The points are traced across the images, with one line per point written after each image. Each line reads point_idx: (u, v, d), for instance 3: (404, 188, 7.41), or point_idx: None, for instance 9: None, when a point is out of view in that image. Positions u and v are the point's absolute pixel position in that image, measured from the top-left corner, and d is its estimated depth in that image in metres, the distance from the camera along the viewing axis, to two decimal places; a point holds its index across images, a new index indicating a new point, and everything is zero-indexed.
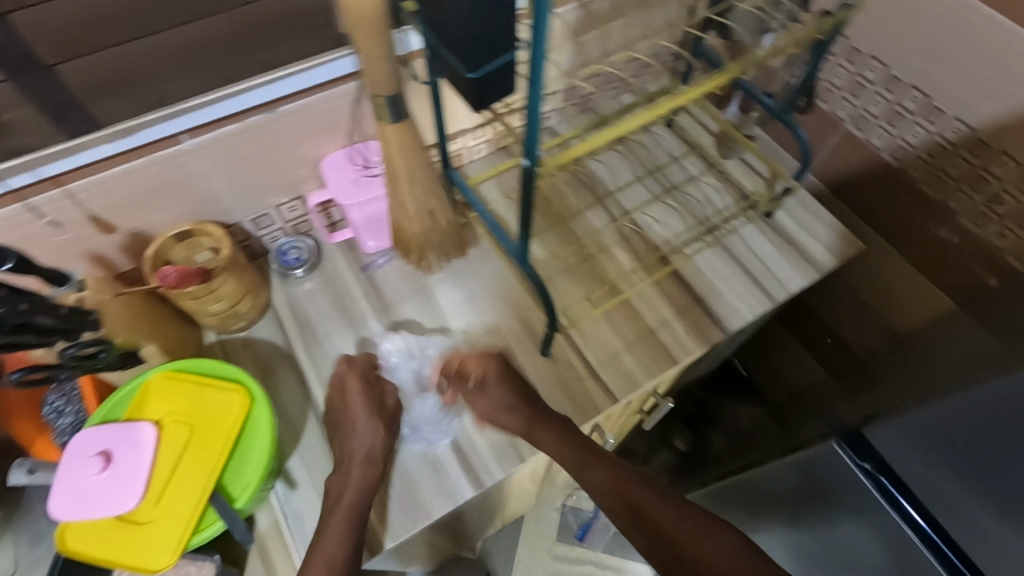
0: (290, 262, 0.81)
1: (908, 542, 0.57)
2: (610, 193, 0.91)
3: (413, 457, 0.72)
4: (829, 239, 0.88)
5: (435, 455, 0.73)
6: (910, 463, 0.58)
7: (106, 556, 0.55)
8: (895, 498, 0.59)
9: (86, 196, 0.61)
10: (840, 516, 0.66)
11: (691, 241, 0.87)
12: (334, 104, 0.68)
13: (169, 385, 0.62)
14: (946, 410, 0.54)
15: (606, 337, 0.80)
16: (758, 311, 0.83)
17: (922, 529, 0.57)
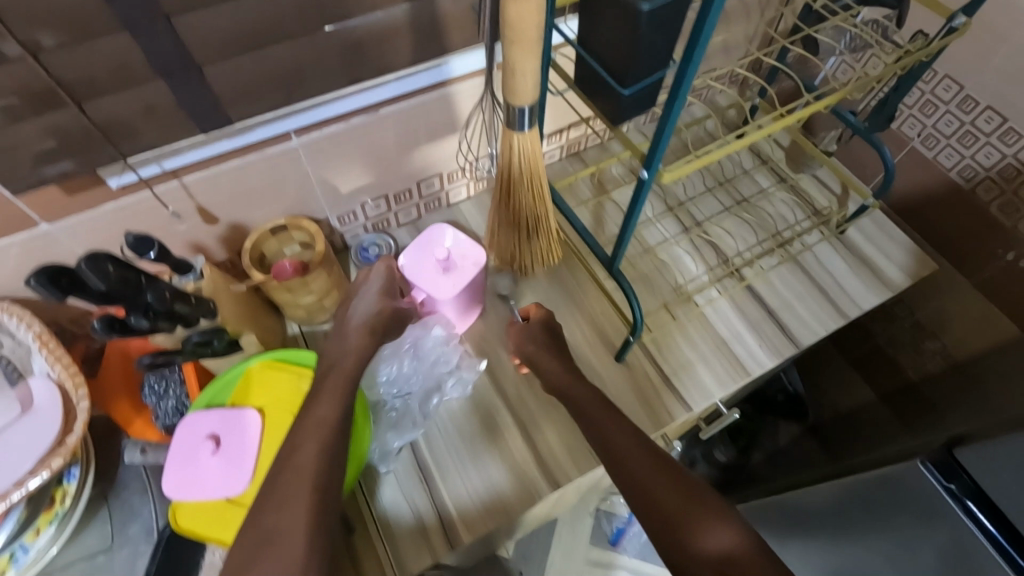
0: (369, 258, 0.83)
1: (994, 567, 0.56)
2: (683, 203, 0.93)
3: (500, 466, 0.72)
4: (903, 260, 0.88)
5: (474, 426, 0.75)
6: (1004, 488, 0.57)
7: (217, 535, 0.57)
8: (981, 520, 0.58)
9: (198, 187, 0.63)
10: (917, 545, 0.62)
11: (764, 254, 0.88)
12: (433, 108, 0.70)
13: (271, 375, 0.64)
14: None
15: (679, 346, 0.81)
16: (832, 327, 0.83)
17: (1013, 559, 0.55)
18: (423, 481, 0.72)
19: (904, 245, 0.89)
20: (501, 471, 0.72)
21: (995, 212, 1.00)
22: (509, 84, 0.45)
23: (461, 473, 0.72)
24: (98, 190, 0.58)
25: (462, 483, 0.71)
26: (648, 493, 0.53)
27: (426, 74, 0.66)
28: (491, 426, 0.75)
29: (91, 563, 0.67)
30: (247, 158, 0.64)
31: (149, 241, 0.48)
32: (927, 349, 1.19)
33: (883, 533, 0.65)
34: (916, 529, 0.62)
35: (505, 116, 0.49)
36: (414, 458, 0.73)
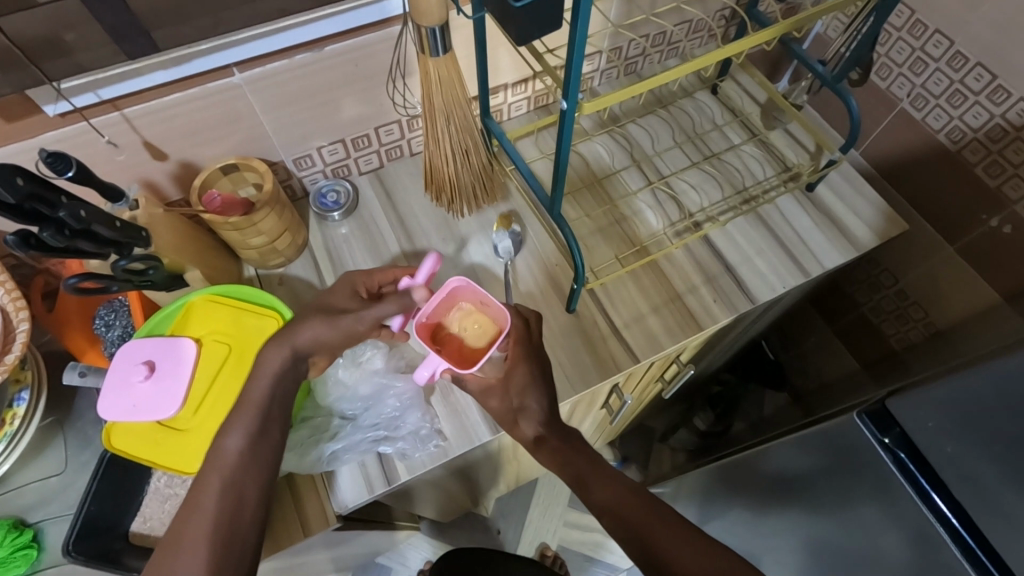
0: (329, 204, 0.84)
1: (932, 532, 0.57)
2: (648, 156, 0.91)
3: (458, 441, 0.71)
4: (872, 217, 0.86)
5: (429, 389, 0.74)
6: (936, 441, 0.57)
7: (149, 456, 0.59)
8: (925, 489, 0.58)
9: (141, 121, 0.64)
10: (857, 498, 0.64)
11: (727, 210, 0.86)
12: (378, 48, 0.69)
13: (211, 308, 0.66)
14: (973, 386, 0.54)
15: (632, 297, 0.80)
16: (790, 285, 0.82)
17: (951, 525, 0.57)
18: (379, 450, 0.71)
19: (875, 204, 0.87)
20: (460, 444, 0.71)
21: (981, 174, 0.91)
22: (416, 5, 0.45)
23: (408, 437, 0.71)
24: (36, 117, 0.59)
25: (420, 456, 0.70)
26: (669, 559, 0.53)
27: (370, 10, 0.65)
28: (447, 396, 0.74)
29: (44, 485, 0.71)
30: (190, 91, 0.64)
31: (66, 159, 0.49)
32: (912, 319, 1.10)
33: (831, 486, 0.67)
34: (863, 487, 0.63)
35: (419, 41, 0.49)
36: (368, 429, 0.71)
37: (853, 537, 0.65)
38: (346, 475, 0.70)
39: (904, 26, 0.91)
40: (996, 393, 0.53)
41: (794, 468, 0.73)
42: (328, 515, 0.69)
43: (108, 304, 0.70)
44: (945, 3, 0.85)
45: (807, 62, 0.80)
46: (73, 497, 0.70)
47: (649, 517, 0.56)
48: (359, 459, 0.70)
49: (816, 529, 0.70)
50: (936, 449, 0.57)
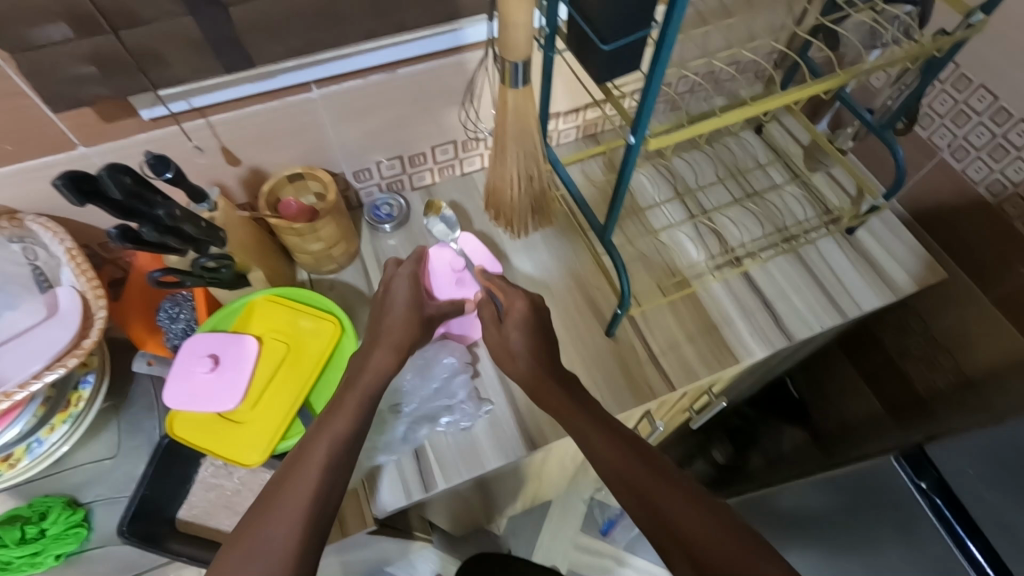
0: (382, 216, 0.87)
1: None
2: (691, 190, 0.93)
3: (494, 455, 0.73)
4: (910, 263, 0.87)
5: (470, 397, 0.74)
6: (974, 486, 0.58)
7: (207, 445, 0.61)
8: (961, 536, 0.57)
9: (223, 128, 0.68)
10: (881, 538, 0.63)
11: (767, 247, 0.88)
12: (446, 72, 0.73)
13: (271, 307, 0.69)
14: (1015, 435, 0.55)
15: (669, 325, 0.82)
16: (827, 324, 0.83)
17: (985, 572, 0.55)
18: (418, 453, 0.72)
19: (913, 249, 0.88)
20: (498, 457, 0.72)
21: (1020, 228, 0.91)
22: (505, 40, 0.48)
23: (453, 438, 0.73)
24: (131, 119, 0.63)
25: (457, 464, 0.71)
26: (688, 536, 0.47)
27: (445, 37, 0.69)
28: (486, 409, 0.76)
29: (97, 466, 0.73)
30: (269, 104, 0.68)
31: (167, 162, 0.52)
32: (941, 365, 1.10)
33: (852, 522, 0.67)
34: (886, 525, 0.63)
35: (501, 72, 0.52)
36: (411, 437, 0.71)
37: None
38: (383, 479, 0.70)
39: (949, 79, 0.94)
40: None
41: (813, 500, 0.73)
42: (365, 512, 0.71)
43: (172, 297, 0.72)
44: (993, 59, 0.86)
45: (854, 109, 0.82)
46: (124, 482, 0.73)
47: (651, 479, 0.51)
48: (397, 459, 0.71)
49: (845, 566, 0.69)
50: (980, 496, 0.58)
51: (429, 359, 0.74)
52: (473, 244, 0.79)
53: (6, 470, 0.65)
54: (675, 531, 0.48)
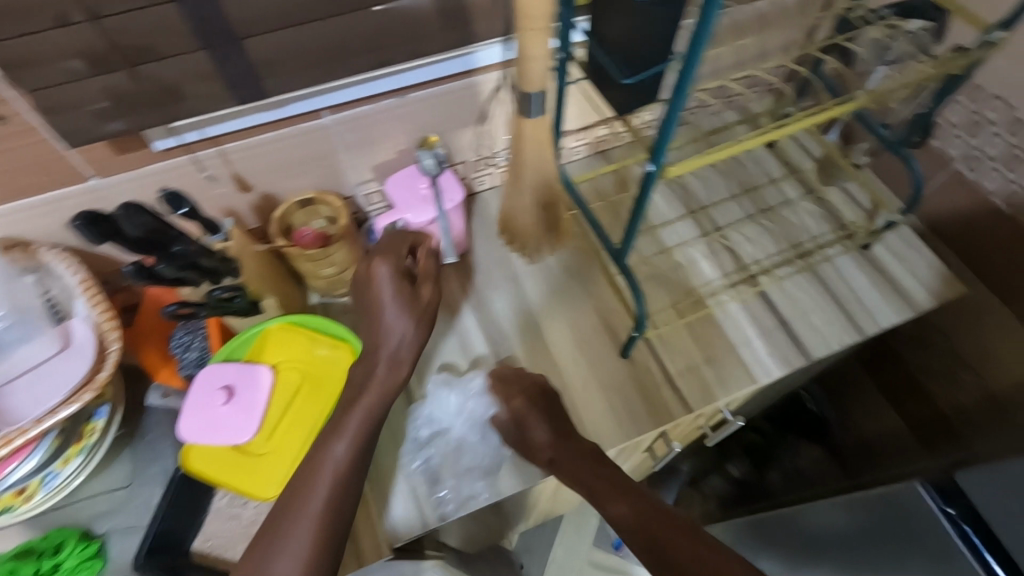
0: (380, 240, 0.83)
1: None
2: (703, 207, 0.92)
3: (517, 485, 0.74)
4: (930, 279, 0.86)
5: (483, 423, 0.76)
6: (1000, 509, 0.57)
7: (226, 479, 0.61)
8: (985, 557, 0.56)
9: (237, 156, 0.68)
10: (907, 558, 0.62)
11: (782, 263, 0.87)
12: (458, 97, 0.73)
13: (286, 336, 0.68)
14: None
15: (687, 347, 0.81)
16: (846, 341, 0.81)
17: None
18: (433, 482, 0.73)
19: (932, 264, 0.87)
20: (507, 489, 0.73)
21: None
22: (522, 72, 0.47)
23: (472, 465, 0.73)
24: (143, 151, 0.63)
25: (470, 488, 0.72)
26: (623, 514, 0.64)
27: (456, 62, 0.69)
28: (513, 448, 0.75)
29: (113, 496, 0.73)
30: (282, 131, 0.68)
31: (182, 199, 0.53)
32: (962, 382, 1.08)
33: (880, 548, 0.66)
34: (917, 552, 0.61)
35: (517, 102, 0.51)
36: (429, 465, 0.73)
37: None
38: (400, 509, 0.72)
39: (964, 91, 0.92)
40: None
41: (840, 527, 0.72)
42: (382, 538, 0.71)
43: (186, 324, 0.72)
44: (1012, 72, 0.84)
45: (868, 125, 0.81)
46: (141, 512, 0.73)
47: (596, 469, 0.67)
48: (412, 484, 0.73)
49: None
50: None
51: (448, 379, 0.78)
52: (447, 180, 0.78)
53: (20, 504, 0.65)
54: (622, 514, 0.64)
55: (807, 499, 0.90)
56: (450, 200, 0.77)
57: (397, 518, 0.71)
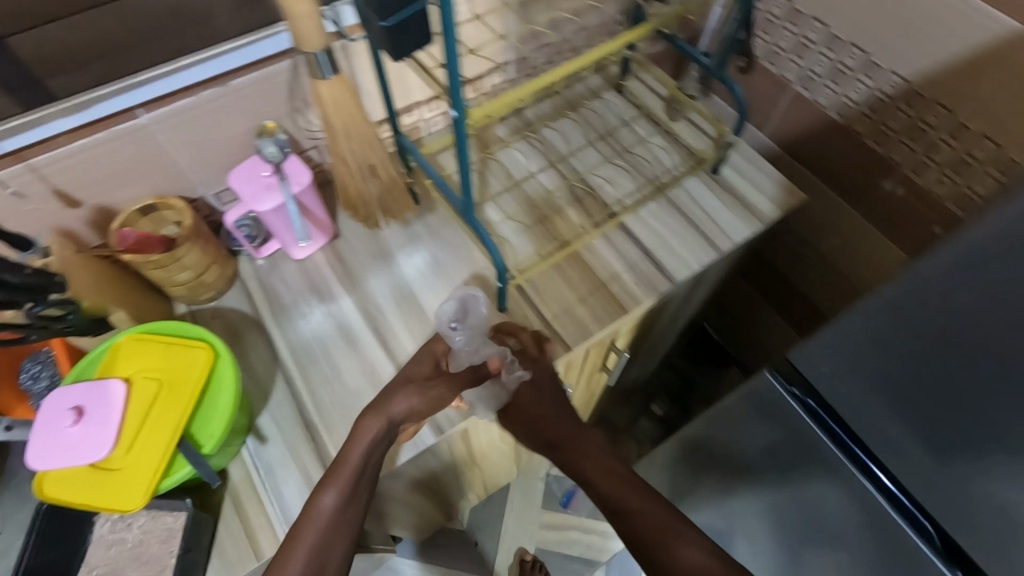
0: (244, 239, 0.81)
1: (877, 503, 0.62)
2: (563, 157, 0.96)
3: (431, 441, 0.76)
4: (773, 191, 0.92)
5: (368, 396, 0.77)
6: (843, 389, 0.57)
7: (87, 500, 0.59)
8: (865, 463, 0.62)
9: (49, 170, 0.65)
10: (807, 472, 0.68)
11: (640, 197, 0.91)
12: (280, 79, 0.71)
13: (139, 346, 0.65)
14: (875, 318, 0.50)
15: (560, 291, 0.84)
16: (704, 260, 0.87)
17: (889, 492, 0.61)
18: (323, 462, 0.73)
19: (774, 177, 0.93)
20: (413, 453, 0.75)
21: (870, 144, 0.96)
22: (300, 34, 0.55)
23: None
24: None
25: None
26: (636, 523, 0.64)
27: (267, 43, 0.69)
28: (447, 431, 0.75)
29: None
30: (95, 136, 0.65)
31: None
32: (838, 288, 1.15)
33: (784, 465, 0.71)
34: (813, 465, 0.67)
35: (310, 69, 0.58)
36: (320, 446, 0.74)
37: (806, 511, 0.69)
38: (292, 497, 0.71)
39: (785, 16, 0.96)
40: (911, 302, 0.47)
41: (775, 444, 0.71)
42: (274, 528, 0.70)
43: (33, 354, 0.68)
44: None
45: (690, 53, 0.89)
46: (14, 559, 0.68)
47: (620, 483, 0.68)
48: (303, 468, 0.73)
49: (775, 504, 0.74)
50: (918, 379, 0.49)
51: (335, 351, 0.80)
52: (292, 165, 0.77)
53: None
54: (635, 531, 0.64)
55: (694, 433, 0.88)
56: (294, 184, 0.76)
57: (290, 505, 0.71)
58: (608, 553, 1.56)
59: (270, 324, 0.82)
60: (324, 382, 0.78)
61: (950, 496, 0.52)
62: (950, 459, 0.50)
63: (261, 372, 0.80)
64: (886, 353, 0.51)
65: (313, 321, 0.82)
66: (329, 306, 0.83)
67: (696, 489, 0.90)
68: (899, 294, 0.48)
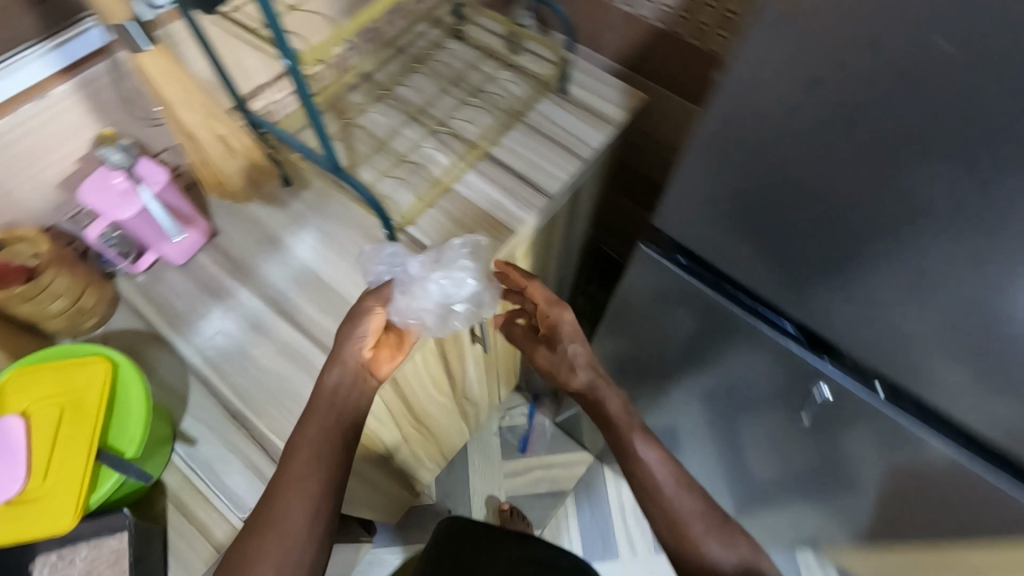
0: (115, 256, 0.80)
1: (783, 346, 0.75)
2: (421, 108, 0.99)
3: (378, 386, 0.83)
4: (617, 96, 1.01)
5: (286, 369, 0.77)
6: (707, 236, 0.69)
7: (11, 538, 0.57)
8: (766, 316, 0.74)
9: None
10: (725, 337, 0.81)
11: (501, 128, 0.97)
12: (98, 83, 0.72)
13: (28, 377, 0.63)
14: (709, 165, 0.61)
15: (448, 228, 0.88)
16: (571, 169, 0.94)
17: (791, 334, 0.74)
18: (259, 442, 0.74)
19: (614, 84, 1.02)
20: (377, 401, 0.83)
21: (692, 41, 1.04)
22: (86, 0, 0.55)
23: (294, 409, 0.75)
24: None
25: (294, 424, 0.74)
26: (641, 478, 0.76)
27: (77, 45, 0.68)
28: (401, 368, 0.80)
29: None
30: None
31: None
32: None
33: (708, 334, 0.83)
34: (728, 329, 0.79)
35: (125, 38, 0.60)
36: (250, 427, 0.74)
37: (736, 363, 0.84)
38: (237, 484, 0.72)
39: None
40: (723, 138, 0.58)
41: (689, 320, 0.84)
42: (225, 513, 0.71)
43: None
44: None
45: None
46: None
47: (621, 421, 0.79)
48: (240, 452, 0.74)
49: (713, 367, 0.88)
50: (764, 212, 0.61)
51: (241, 339, 0.80)
52: (146, 166, 0.76)
53: None
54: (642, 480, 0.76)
55: (609, 335, 1.02)
56: (150, 183, 0.76)
57: (238, 493, 0.71)
58: (573, 480, 1.65)
59: (169, 334, 0.80)
60: (239, 368, 0.77)
61: (815, 302, 0.66)
62: (788, 258, 0.64)
63: (172, 381, 0.78)
64: (724, 184, 0.62)
65: (214, 320, 0.81)
66: (225, 300, 0.82)
67: (649, 375, 1.04)
68: (719, 141, 0.58)
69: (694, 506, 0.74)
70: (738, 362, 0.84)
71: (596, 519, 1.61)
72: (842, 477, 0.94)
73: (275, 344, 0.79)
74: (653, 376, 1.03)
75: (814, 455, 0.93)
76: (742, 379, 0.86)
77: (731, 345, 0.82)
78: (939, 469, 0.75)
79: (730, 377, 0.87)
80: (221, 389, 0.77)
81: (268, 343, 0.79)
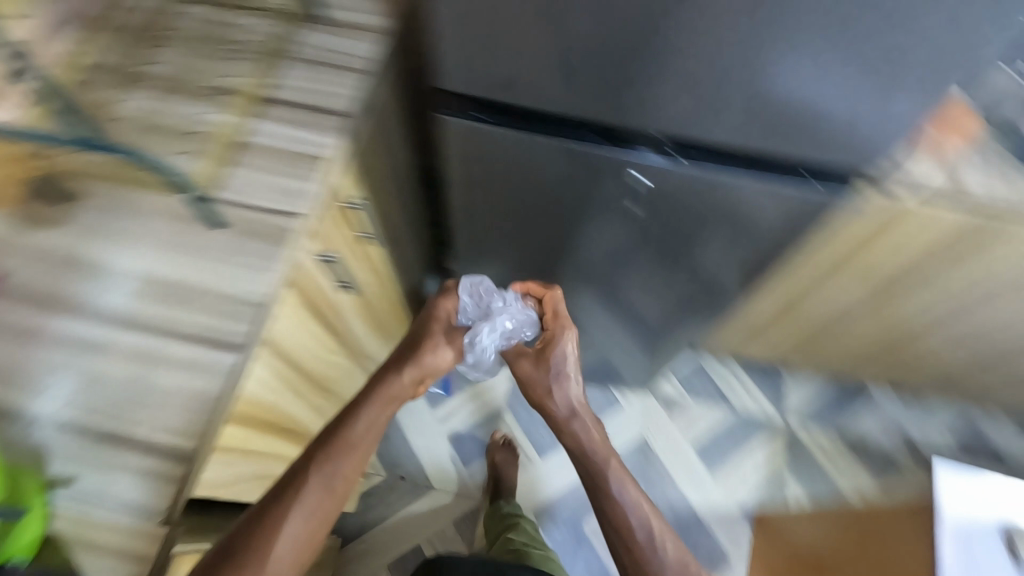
0: None
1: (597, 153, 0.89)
2: (176, 76, 0.91)
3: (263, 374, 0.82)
4: (371, 1, 0.96)
5: (140, 370, 0.75)
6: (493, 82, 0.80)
7: None
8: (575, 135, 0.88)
9: None
10: (558, 165, 0.94)
11: (268, 69, 0.92)
12: None
13: None
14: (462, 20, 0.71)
15: (254, 178, 0.85)
16: (353, 85, 0.92)
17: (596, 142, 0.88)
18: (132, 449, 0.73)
19: None
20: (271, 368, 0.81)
21: None
22: None
23: (167, 397, 0.74)
24: None
25: (158, 427, 0.73)
26: (625, 533, 0.81)
27: None
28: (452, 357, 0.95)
29: None
30: None
31: None
32: None
33: (545, 170, 0.97)
34: (557, 158, 0.93)
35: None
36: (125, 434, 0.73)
37: (579, 183, 0.98)
38: (127, 493, 0.72)
39: None
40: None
41: (529, 164, 0.97)
42: (122, 525, 0.72)
43: None
44: None
45: None
46: None
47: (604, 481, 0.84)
48: (119, 469, 0.72)
49: (569, 195, 1.02)
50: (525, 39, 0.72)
51: (77, 366, 0.74)
52: None
53: None
54: (622, 534, 0.81)
55: (469, 197, 1.12)
56: None
57: (131, 502, 0.72)
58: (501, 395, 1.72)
59: (12, 401, 0.73)
60: (89, 390, 0.74)
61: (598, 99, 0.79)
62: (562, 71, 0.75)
63: (22, 433, 0.73)
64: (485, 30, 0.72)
65: (55, 369, 0.74)
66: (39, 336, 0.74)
67: (535, 229, 1.18)
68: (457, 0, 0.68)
69: (670, 548, 0.80)
70: (575, 186, 0.99)
71: (531, 420, 1.70)
72: (686, 269, 1.14)
73: (117, 353, 0.75)
74: (536, 227, 1.17)
75: (656, 256, 1.13)
76: (592, 196, 1.00)
77: (565, 172, 0.96)
78: (760, 203, 0.91)
79: (585, 199, 1.02)
80: (81, 414, 0.73)
81: (109, 356, 0.75)
